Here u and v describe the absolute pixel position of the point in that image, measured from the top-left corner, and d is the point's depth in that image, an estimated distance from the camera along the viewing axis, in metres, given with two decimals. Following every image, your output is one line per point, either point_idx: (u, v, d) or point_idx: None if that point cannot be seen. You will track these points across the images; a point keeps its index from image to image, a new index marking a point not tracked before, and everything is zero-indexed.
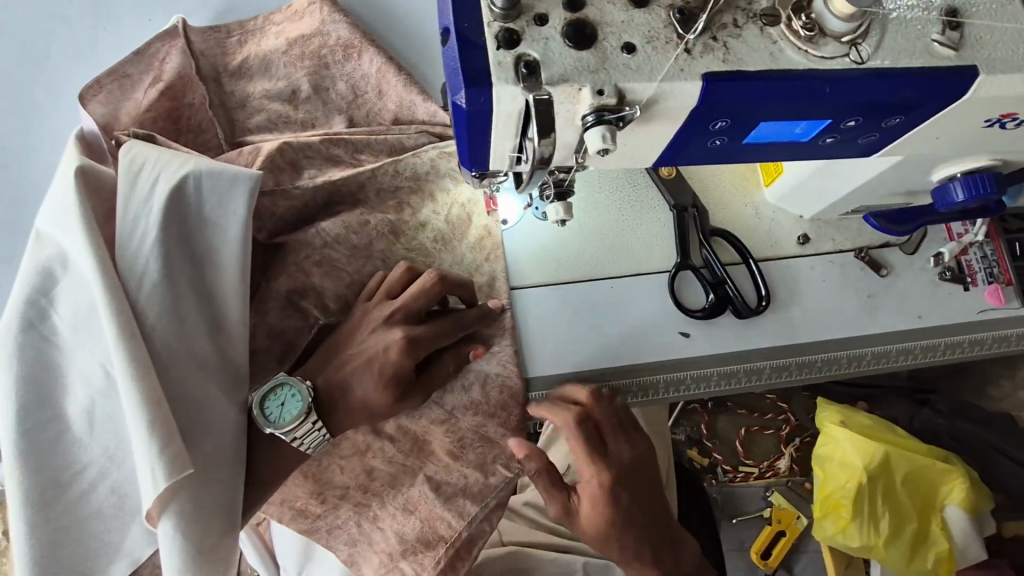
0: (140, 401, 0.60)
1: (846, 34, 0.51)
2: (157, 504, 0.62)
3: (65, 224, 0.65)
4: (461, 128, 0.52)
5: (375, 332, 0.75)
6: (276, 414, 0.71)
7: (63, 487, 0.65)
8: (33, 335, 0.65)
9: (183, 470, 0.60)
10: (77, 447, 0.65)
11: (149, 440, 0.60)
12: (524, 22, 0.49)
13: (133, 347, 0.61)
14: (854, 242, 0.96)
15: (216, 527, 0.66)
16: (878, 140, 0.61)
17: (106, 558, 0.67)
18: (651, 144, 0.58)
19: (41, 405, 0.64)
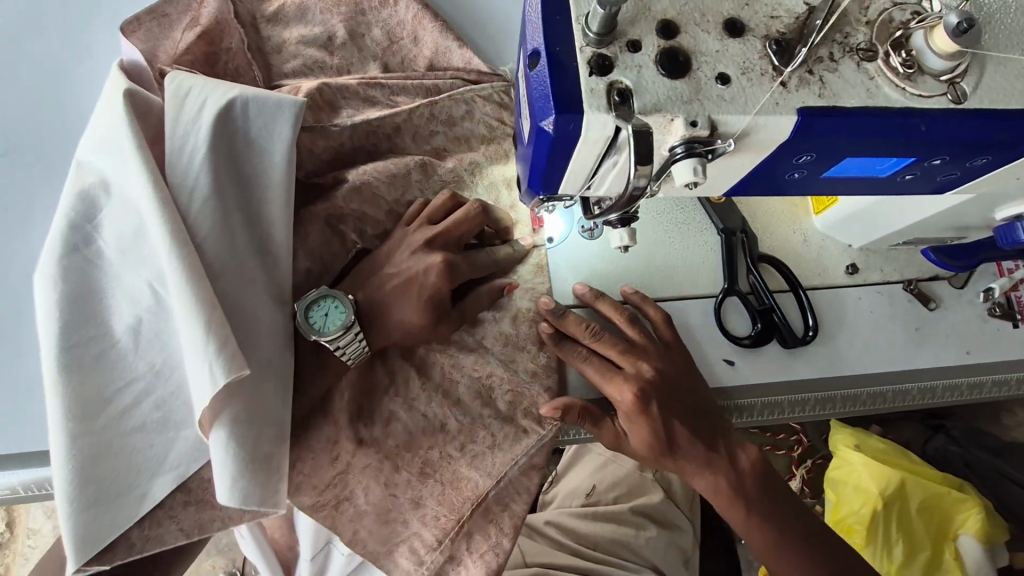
0: (195, 309, 0.57)
1: (944, 73, 0.50)
2: (208, 411, 0.60)
3: (111, 144, 0.62)
4: (541, 154, 0.51)
5: (414, 254, 0.74)
6: (320, 323, 0.69)
7: (105, 403, 0.62)
8: (77, 254, 0.62)
9: (240, 369, 0.57)
10: (123, 362, 0.62)
11: (206, 341, 0.57)
12: (617, 48, 0.48)
13: (187, 256, 0.59)
14: (903, 273, 0.94)
15: (267, 436, 0.63)
16: (957, 178, 0.60)
17: (149, 476, 0.64)
18: (732, 174, 0.56)
19: (85, 322, 0.62)
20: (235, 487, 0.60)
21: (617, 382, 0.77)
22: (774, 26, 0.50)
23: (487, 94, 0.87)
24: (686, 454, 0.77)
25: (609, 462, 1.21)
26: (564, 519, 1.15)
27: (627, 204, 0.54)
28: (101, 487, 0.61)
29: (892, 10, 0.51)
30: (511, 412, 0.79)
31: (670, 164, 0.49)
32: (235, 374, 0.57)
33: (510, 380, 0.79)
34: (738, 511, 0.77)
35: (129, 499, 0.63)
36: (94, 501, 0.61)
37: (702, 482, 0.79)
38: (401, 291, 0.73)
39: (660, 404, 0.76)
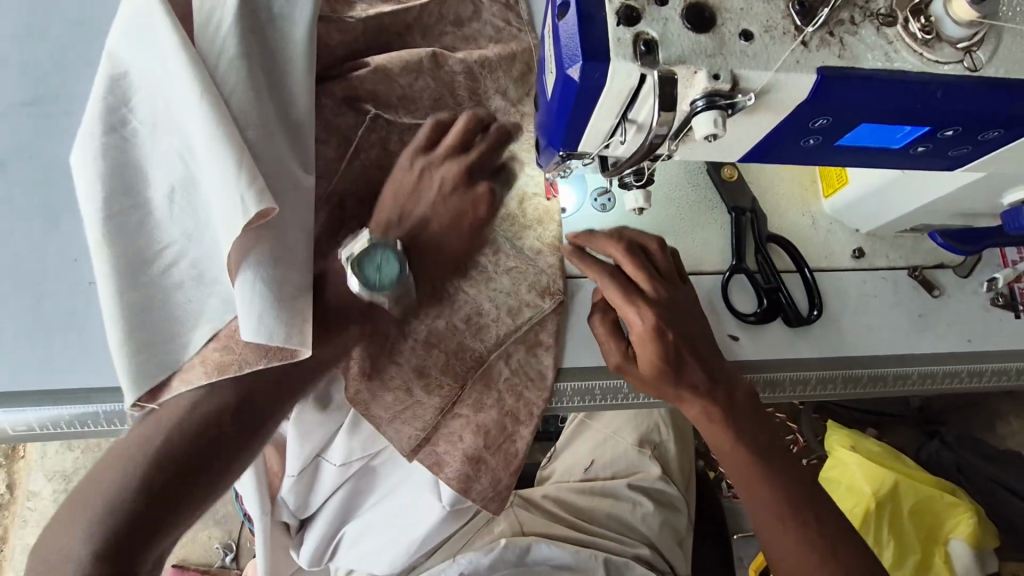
0: (228, 153, 0.62)
1: (961, 41, 0.51)
2: (236, 253, 0.64)
3: (137, 27, 0.66)
4: (566, 103, 0.52)
5: (459, 190, 0.80)
6: (374, 278, 0.71)
7: (147, 263, 0.67)
8: (114, 130, 0.67)
9: (269, 205, 0.62)
10: (161, 226, 0.67)
11: (239, 179, 0.61)
12: (644, 1, 0.49)
13: (218, 113, 0.63)
14: (908, 259, 0.96)
15: (291, 279, 0.66)
16: (969, 152, 0.61)
17: (188, 324, 0.68)
18: (748, 135, 0.58)
19: (123, 192, 0.67)
20: (261, 322, 0.63)
21: (638, 308, 0.76)
22: None
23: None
24: (687, 377, 0.76)
25: (608, 438, 1.23)
26: (563, 494, 1.16)
27: (644, 151, 0.56)
28: (150, 333, 0.67)
29: None
30: (515, 286, 0.83)
31: (692, 117, 0.50)
32: (264, 209, 0.62)
33: (517, 256, 0.84)
34: (721, 441, 0.77)
35: (172, 345, 0.67)
36: (143, 345, 0.66)
37: (695, 411, 0.78)
38: (451, 227, 0.80)
39: (676, 333, 0.75)
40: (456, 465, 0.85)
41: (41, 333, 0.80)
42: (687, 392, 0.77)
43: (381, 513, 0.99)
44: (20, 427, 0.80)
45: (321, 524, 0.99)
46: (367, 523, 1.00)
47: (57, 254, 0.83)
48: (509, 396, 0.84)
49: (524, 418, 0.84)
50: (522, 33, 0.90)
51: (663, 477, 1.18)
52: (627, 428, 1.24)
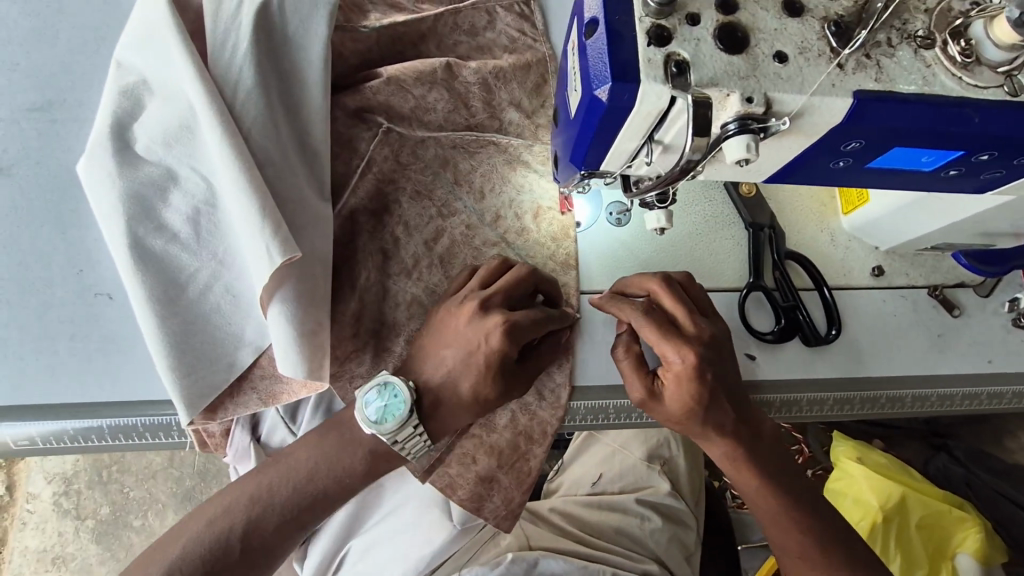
0: (248, 191, 0.63)
1: (1002, 65, 0.49)
2: (266, 289, 0.66)
3: (159, 54, 0.67)
4: (591, 123, 0.50)
5: (470, 322, 0.71)
6: (379, 415, 0.69)
7: (181, 288, 0.69)
8: (129, 157, 0.68)
9: (292, 252, 0.63)
10: (186, 251, 0.69)
11: (262, 222, 0.63)
12: (676, 20, 0.48)
13: (237, 149, 0.64)
14: (928, 278, 0.94)
15: (317, 316, 0.69)
16: (1002, 176, 0.59)
17: (232, 346, 0.73)
18: (777, 157, 0.57)
19: (145, 216, 0.67)
20: (291, 351, 0.67)
21: (675, 342, 0.70)
22: (833, 8, 0.50)
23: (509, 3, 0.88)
24: (715, 417, 0.71)
25: (616, 452, 1.22)
26: (570, 508, 1.14)
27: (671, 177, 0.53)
28: (194, 357, 0.71)
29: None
30: None
31: (721, 141, 0.49)
32: (289, 256, 0.64)
33: None
34: (736, 473, 0.75)
35: (220, 366, 0.73)
36: (190, 369, 0.70)
37: (719, 447, 0.74)
38: (462, 365, 0.71)
39: (714, 372, 0.70)
40: (467, 485, 0.83)
41: (45, 345, 0.79)
42: (716, 428, 0.72)
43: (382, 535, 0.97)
44: (21, 441, 0.78)
45: (325, 538, 0.99)
46: (367, 545, 0.97)
47: (62, 263, 0.81)
48: (523, 415, 0.83)
49: (538, 437, 0.83)
50: (537, 43, 0.88)
51: (673, 494, 1.16)
52: (636, 442, 1.22)
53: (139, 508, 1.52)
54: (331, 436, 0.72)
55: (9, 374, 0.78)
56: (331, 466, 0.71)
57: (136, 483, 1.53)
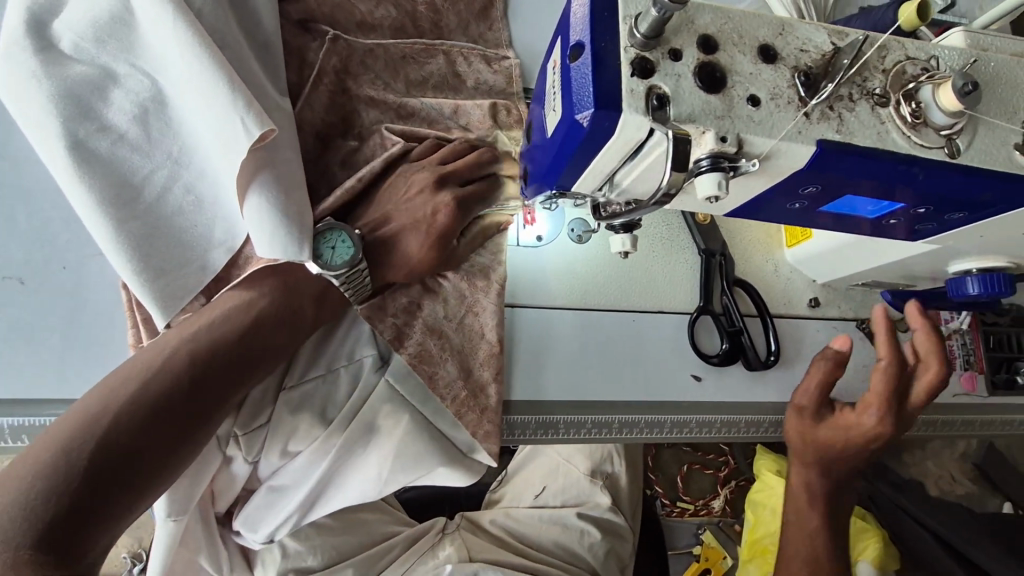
0: (207, 62, 0.61)
1: (945, 128, 0.53)
2: (245, 173, 0.65)
3: None
4: (572, 145, 0.51)
5: (423, 193, 0.76)
6: (328, 257, 0.69)
7: (136, 188, 0.66)
8: (55, 56, 0.63)
9: (269, 124, 0.63)
10: (137, 151, 0.66)
11: (233, 96, 0.61)
12: (659, 54, 0.48)
13: (190, 27, 0.61)
14: (856, 312, 1.01)
15: (297, 202, 0.67)
16: (934, 228, 0.65)
17: (202, 247, 0.69)
18: (740, 195, 0.59)
19: (84, 115, 0.64)
20: (276, 238, 0.65)
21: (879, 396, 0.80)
22: (803, 59, 0.52)
23: None
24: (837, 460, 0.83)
25: (560, 464, 1.21)
26: (510, 523, 1.16)
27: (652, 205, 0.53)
28: (163, 259, 0.67)
29: (905, 63, 0.54)
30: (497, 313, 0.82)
31: (694, 175, 0.50)
32: (265, 130, 0.63)
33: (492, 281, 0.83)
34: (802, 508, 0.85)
35: (192, 268, 0.69)
36: (159, 272, 0.67)
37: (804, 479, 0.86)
38: (409, 228, 0.75)
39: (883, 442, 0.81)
40: (416, 338, 0.78)
41: None
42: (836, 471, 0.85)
43: (331, 475, 0.81)
44: None
45: (267, 491, 0.82)
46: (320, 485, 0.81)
47: None
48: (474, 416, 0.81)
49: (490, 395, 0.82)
50: None
51: (613, 508, 1.16)
52: (579, 455, 1.21)
53: None
54: (270, 280, 0.70)
55: None
56: (279, 310, 0.69)
57: None
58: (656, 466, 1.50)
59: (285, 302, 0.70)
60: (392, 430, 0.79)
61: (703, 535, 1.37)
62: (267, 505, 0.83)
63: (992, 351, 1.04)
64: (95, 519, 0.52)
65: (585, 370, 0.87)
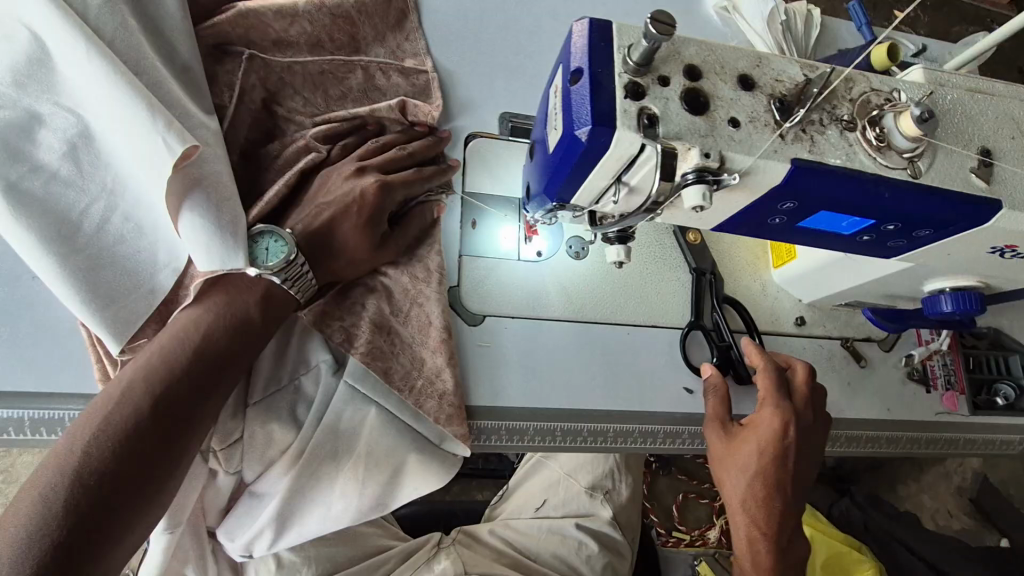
0: (130, 99, 0.68)
1: (907, 151, 0.59)
2: (174, 192, 0.73)
3: None
4: (571, 159, 0.56)
5: (347, 180, 0.82)
6: (264, 258, 0.77)
7: (75, 222, 0.72)
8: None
9: (190, 141, 0.70)
10: (71, 187, 0.72)
11: (154, 118, 0.69)
12: (649, 80, 0.54)
13: (109, 62, 0.68)
14: (841, 331, 1.05)
15: (229, 212, 0.76)
16: (904, 246, 0.70)
17: (149, 270, 0.77)
18: (724, 210, 0.65)
19: (16, 158, 0.70)
20: (211, 248, 0.73)
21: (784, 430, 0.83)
22: (778, 88, 0.59)
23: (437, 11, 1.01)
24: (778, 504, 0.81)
25: (561, 478, 1.22)
26: (509, 536, 1.17)
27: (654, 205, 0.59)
28: (107, 286, 0.74)
29: (870, 93, 0.61)
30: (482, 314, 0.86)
31: (681, 187, 0.55)
32: (188, 146, 0.71)
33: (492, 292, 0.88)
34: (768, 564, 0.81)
35: (140, 291, 0.76)
36: (109, 299, 0.74)
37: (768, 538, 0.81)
38: (337, 215, 0.80)
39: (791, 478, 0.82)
40: (364, 336, 0.81)
41: None
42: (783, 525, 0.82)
43: (311, 487, 0.83)
44: None
45: (251, 504, 0.84)
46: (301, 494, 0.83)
47: None
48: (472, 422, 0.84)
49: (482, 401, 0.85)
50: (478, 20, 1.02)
51: (609, 522, 1.19)
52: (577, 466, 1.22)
53: None
54: (213, 294, 0.76)
55: None
56: (227, 318, 0.74)
57: None
58: (651, 493, 1.58)
59: (229, 313, 0.74)
60: (359, 433, 0.81)
61: (698, 565, 1.35)
62: (249, 517, 0.84)
63: (972, 372, 1.08)
64: (98, 542, 0.60)
65: (580, 380, 0.90)
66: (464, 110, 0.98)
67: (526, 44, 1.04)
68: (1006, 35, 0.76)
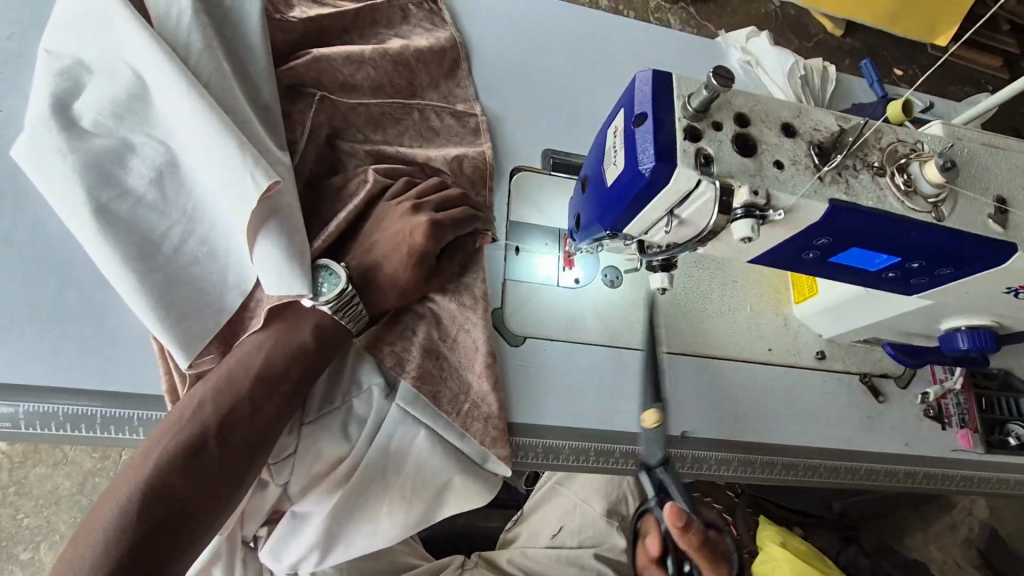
0: (220, 130, 0.71)
1: (931, 196, 0.66)
2: (253, 224, 0.74)
3: (92, 22, 0.75)
4: (632, 190, 0.62)
5: (400, 218, 0.82)
6: (316, 291, 0.77)
7: (155, 244, 0.74)
8: (78, 133, 0.72)
9: (274, 178, 0.72)
10: (155, 211, 0.74)
11: (242, 152, 0.71)
12: (705, 124, 0.61)
13: (201, 97, 0.72)
14: (860, 366, 1.10)
15: (300, 241, 0.76)
16: (926, 283, 0.75)
17: (218, 291, 0.77)
18: (763, 243, 0.71)
19: (106, 182, 0.72)
20: (283, 276, 0.74)
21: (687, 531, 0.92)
22: (816, 136, 0.65)
23: (488, 55, 1.09)
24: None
25: (577, 504, 1.24)
26: (528, 561, 1.18)
27: (699, 237, 0.66)
28: (181, 306, 0.74)
29: (898, 144, 0.68)
30: None
31: (730, 221, 0.62)
32: (272, 182, 0.72)
33: None
34: None
35: (209, 311, 0.76)
36: (179, 317, 0.74)
37: None
38: (390, 251, 0.81)
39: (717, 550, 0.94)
40: (415, 360, 0.84)
41: (42, 316, 0.77)
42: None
43: (359, 503, 0.85)
44: (2, 423, 0.73)
45: (297, 520, 0.86)
46: (348, 511, 0.85)
47: None
48: (516, 447, 0.88)
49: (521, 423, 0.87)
50: (523, 66, 1.11)
51: (628, 550, 1.21)
52: (596, 494, 1.25)
53: (31, 538, 1.44)
54: (276, 321, 0.78)
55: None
56: (287, 343, 0.76)
57: (33, 509, 1.45)
58: None
59: (288, 340, 0.76)
60: (407, 455, 0.84)
61: None
62: (292, 532, 0.86)
63: (984, 412, 1.12)
64: (163, 555, 0.63)
65: (614, 404, 0.94)
66: (511, 146, 1.04)
67: (568, 88, 1.12)
68: (1007, 96, 0.86)
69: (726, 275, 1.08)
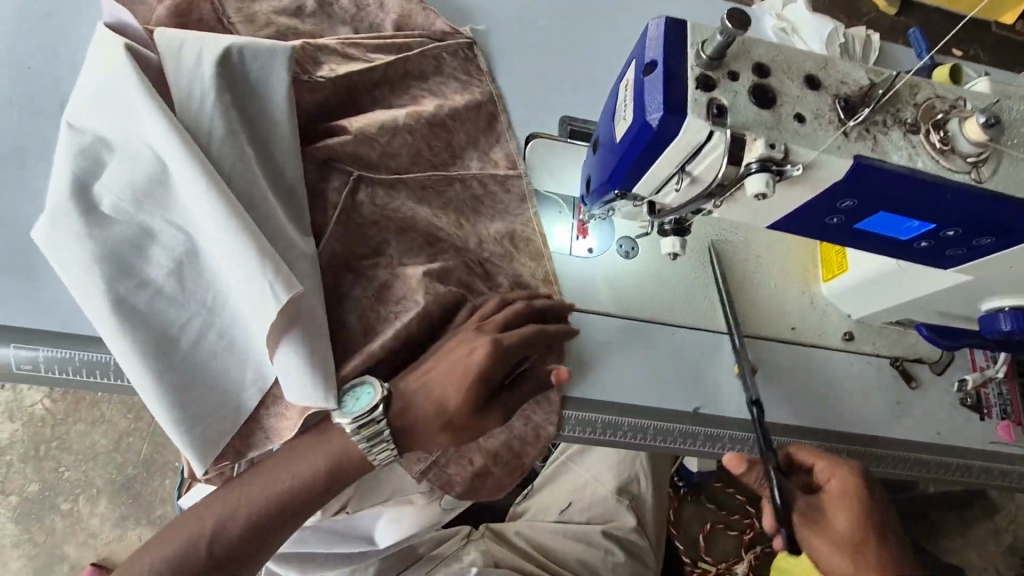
0: (242, 236, 0.64)
1: (971, 156, 0.60)
2: (274, 333, 0.68)
3: (112, 96, 0.67)
4: (638, 145, 0.60)
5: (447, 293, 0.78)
6: (350, 408, 0.70)
7: (174, 342, 0.68)
8: (97, 217, 0.65)
9: (296, 289, 0.66)
10: (174, 305, 0.68)
11: (263, 266, 0.65)
12: (720, 74, 0.58)
13: (220, 193, 0.65)
14: (891, 350, 1.04)
15: (323, 357, 0.70)
16: (963, 255, 0.70)
17: (237, 389, 0.72)
18: (781, 207, 0.67)
19: (122, 274, 0.66)
20: (301, 389, 0.69)
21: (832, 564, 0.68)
22: (843, 89, 0.61)
23: (507, 22, 1.07)
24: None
25: (588, 482, 1.23)
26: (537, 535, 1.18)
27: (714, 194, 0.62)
28: (199, 409, 0.70)
29: (935, 100, 0.62)
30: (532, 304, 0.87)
31: (745, 175, 0.58)
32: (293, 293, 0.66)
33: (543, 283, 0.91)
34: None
35: (227, 412, 0.72)
36: (194, 422, 0.69)
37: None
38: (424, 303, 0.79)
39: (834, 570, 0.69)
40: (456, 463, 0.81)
41: None
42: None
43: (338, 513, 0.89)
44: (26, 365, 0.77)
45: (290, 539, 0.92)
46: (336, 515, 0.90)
47: None
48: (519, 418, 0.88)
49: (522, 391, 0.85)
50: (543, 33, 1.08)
51: (638, 529, 1.19)
52: (609, 472, 1.23)
53: (71, 490, 1.52)
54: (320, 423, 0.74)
55: (25, 289, 0.79)
56: (324, 450, 0.72)
57: (73, 463, 1.53)
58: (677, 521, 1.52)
59: (325, 448, 0.72)
60: None
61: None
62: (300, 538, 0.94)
63: None
64: None
65: (623, 375, 0.92)
66: (528, 113, 1.02)
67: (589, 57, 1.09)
68: None
69: (749, 251, 1.04)
